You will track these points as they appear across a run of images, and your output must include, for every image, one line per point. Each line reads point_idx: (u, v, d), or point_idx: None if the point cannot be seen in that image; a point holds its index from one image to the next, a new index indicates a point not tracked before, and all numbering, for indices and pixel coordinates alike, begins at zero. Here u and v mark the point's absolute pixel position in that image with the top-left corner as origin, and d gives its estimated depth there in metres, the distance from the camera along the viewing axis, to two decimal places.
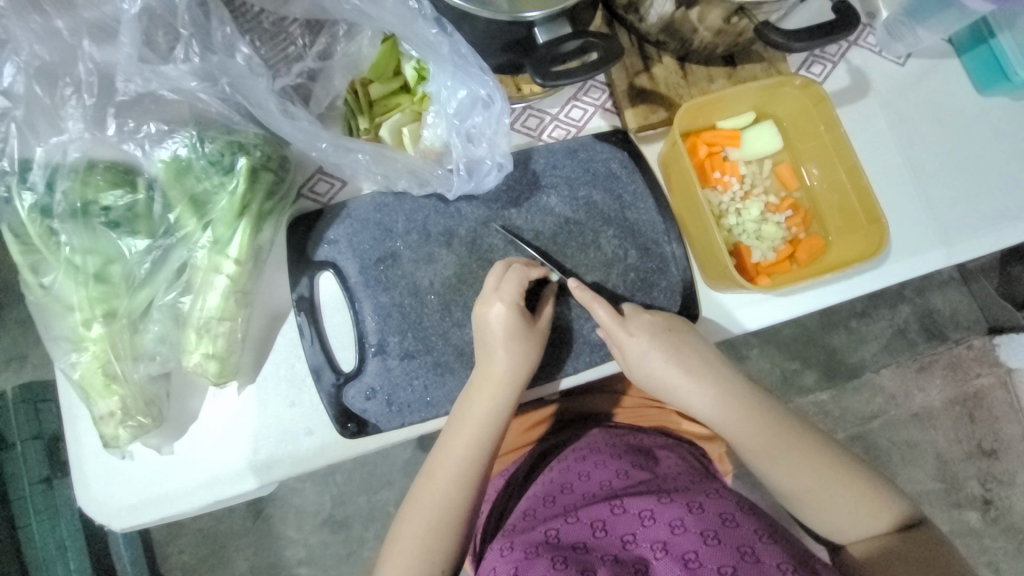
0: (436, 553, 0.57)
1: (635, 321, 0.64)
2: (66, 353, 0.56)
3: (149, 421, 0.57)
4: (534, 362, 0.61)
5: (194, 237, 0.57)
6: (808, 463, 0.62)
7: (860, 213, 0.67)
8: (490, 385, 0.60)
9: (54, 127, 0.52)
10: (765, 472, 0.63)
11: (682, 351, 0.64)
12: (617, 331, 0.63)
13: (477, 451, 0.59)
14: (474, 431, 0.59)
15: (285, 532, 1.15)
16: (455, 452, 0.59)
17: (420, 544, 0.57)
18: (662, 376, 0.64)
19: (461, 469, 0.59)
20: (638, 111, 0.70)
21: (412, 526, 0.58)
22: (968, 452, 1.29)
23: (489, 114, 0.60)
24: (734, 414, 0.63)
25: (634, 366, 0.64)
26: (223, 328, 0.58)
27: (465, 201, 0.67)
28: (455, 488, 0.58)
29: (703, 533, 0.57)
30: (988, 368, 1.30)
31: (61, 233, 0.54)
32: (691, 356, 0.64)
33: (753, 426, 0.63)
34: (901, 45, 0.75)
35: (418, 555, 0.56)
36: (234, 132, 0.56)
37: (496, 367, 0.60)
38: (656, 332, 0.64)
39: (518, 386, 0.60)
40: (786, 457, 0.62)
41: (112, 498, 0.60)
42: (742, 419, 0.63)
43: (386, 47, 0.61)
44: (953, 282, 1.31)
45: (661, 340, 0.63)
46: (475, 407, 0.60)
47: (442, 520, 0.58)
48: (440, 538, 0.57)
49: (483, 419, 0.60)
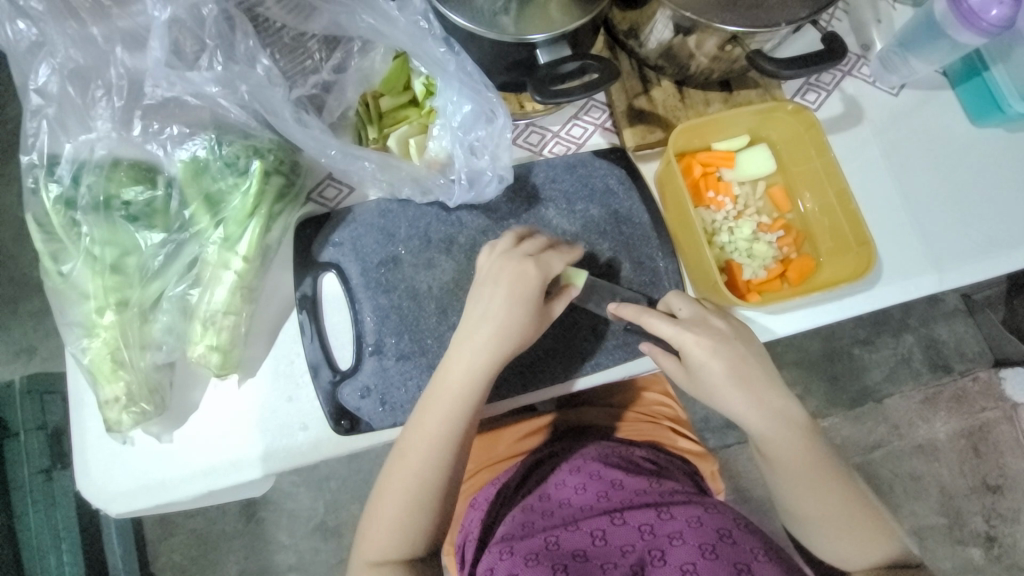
0: (418, 520, 0.59)
1: (698, 328, 0.62)
2: (78, 339, 0.58)
3: (151, 408, 0.59)
4: (524, 330, 0.60)
5: (206, 234, 0.60)
6: (840, 496, 0.62)
7: (849, 234, 0.69)
8: (471, 351, 0.59)
9: (84, 125, 0.55)
10: (796, 498, 0.63)
11: (746, 368, 0.62)
12: (679, 337, 0.61)
13: (455, 418, 0.59)
14: (450, 402, 0.59)
15: (277, 537, 1.15)
16: (432, 420, 0.59)
17: (401, 509, 0.58)
18: (723, 388, 0.62)
19: (438, 439, 0.59)
20: (636, 131, 0.73)
21: (393, 492, 0.59)
22: (971, 487, 1.27)
23: (491, 128, 0.63)
24: (785, 438, 0.62)
25: (690, 373, 0.63)
26: (227, 322, 0.60)
27: (466, 210, 0.69)
28: (432, 457, 0.58)
29: (701, 546, 0.58)
30: (994, 402, 1.28)
31: (83, 224, 0.57)
32: (754, 376, 0.62)
33: (802, 455, 0.62)
34: (895, 77, 0.78)
35: (400, 522, 0.58)
36: (250, 137, 0.60)
37: (480, 334, 0.59)
38: (721, 343, 0.61)
39: (501, 354, 0.59)
40: (821, 488, 0.62)
41: (110, 484, 0.61)
42: (792, 445, 0.62)
43: (398, 63, 0.65)
44: (958, 313, 1.31)
45: (724, 353, 0.61)
46: (453, 373, 0.59)
47: (417, 489, 0.58)
48: (419, 503, 0.59)
49: (462, 385, 0.59)
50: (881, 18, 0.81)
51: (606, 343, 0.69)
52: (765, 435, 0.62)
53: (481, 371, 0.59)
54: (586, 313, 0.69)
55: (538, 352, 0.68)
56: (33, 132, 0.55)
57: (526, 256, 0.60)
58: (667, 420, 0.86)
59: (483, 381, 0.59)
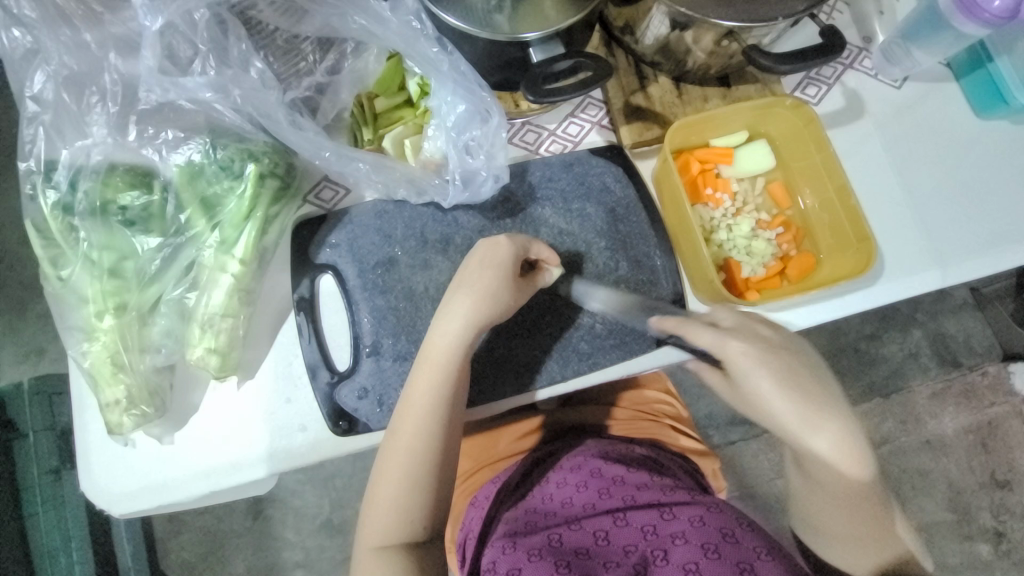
0: (418, 491, 0.58)
1: (744, 336, 0.55)
2: (78, 342, 0.59)
3: (151, 410, 0.60)
4: (506, 294, 0.60)
5: (203, 237, 0.60)
6: (869, 516, 0.59)
7: (849, 231, 0.68)
8: (453, 321, 0.59)
9: (80, 131, 0.56)
10: (822, 512, 0.60)
11: (804, 383, 0.55)
12: (722, 345, 0.55)
13: (439, 389, 0.58)
14: (432, 373, 0.59)
15: (283, 534, 1.16)
16: (421, 392, 0.58)
17: (401, 481, 0.58)
18: (774, 404, 0.55)
19: (429, 408, 0.58)
20: (633, 128, 0.72)
21: (392, 466, 0.58)
22: (980, 482, 1.25)
23: (486, 128, 0.63)
24: (844, 463, 0.55)
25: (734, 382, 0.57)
26: (225, 324, 0.61)
27: (462, 210, 0.69)
28: (425, 427, 0.58)
29: (703, 546, 0.57)
30: (1003, 397, 1.27)
31: (80, 229, 0.57)
32: (815, 394, 0.55)
33: (850, 480, 0.56)
34: (898, 69, 0.77)
35: (402, 496, 0.58)
36: (245, 141, 0.60)
37: (462, 303, 0.59)
38: (772, 355, 0.55)
39: (483, 321, 0.59)
40: (854, 508, 0.58)
41: (114, 485, 0.62)
42: (843, 469, 0.56)
43: (392, 63, 0.65)
44: (966, 307, 1.29)
45: (775, 365, 0.54)
46: (437, 344, 0.59)
47: (414, 459, 0.58)
48: (418, 474, 0.58)
49: (447, 353, 0.59)
50: (883, 10, 0.79)
51: (603, 342, 0.69)
52: (823, 458, 0.56)
53: (463, 340, 0.59)
54: (583, 312, 0.69)
55: (535, 351, 0.68)
56: (30, 139, 0.56)
57: (501, 233, 0.61)
58: (668, 418, 0.86)
59: (464, 348, 0.59)
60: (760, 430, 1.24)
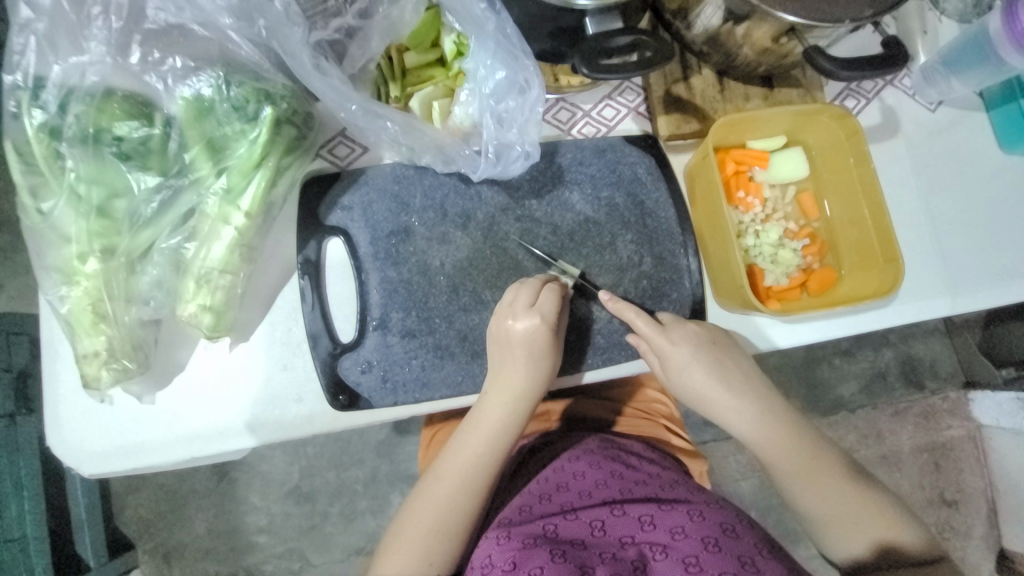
0: (436, 557, 0.57)
1: (675, 330, 0.63)
2: (55, 285, 0.53)
3: (134, 366, 0.55)
4: (554, 374, 0.62)
5: (206, 183, 0.55)
6: (834, 480, 0.63)
7: (877, 249, 0.67)
8: (503, 395, 0.60)
9: (75, 46, 0.49)
10: (794, 490, 0.63)
11: (726, 367, 0.64)
12: (657, 342, 0.62)
13: (512, 414, 0.60)
14: (508, 399, 0.60)
15: (249, 498, 1.13)
16: (465, 459, 0.60)
17: (422, 544, 0.57)
18: (704, 390, 0.63)
19: (468, 478, 0.59)
20: (671, 120, 0.69)
21: (414, 527, 0.58)
22: (929, 499, 1.30)
23: (523, 100, 0.58)
24: (769, 433, 0.63)
25: (671, 377, 0.64)
26: (223, 281, 0.56)
27: (486, 185, 0.65)
28: (460, 498, 0.59)
29: (703, 540, 0.56)
30: (959, 422, 1.31)
31: (68, 157, 0.51)
32: (735, 370, 0.64)
33: (790, 439, 0.63)
34: (934, 91, 0.75)
35: (428, 541, 0.57)
36: (261, 80, 0.54)
37: (514, 379, 0.60)
38: (701, 344, 0.63)
39: (541, 384, 0.60)
40: (816, 475, 0.62)
41: (85, 443, 0.57)
42: (775, 430, 0.64)
43: (429, 15, 0.59)
44: (937, 332, 1.33)
45: (703, 354, 0.62)
46: (489, 415, 0.60)
47: (444, 523, 0.58)
48: (441, 541, 0.57)
49: (496, 429, 0.60)
50: (928, 30, 0.78)
51: (618, 338, 0.67)
52: (749, 429, 0.64)
53: (540, 374, 0.60)
54: (601, 306, 0.66)
55: None
56: (19, 49, 0.49)
57: (551, 286, 0.61)
58: (664, 418, 0.85)
59: (541, 383, 0.60)
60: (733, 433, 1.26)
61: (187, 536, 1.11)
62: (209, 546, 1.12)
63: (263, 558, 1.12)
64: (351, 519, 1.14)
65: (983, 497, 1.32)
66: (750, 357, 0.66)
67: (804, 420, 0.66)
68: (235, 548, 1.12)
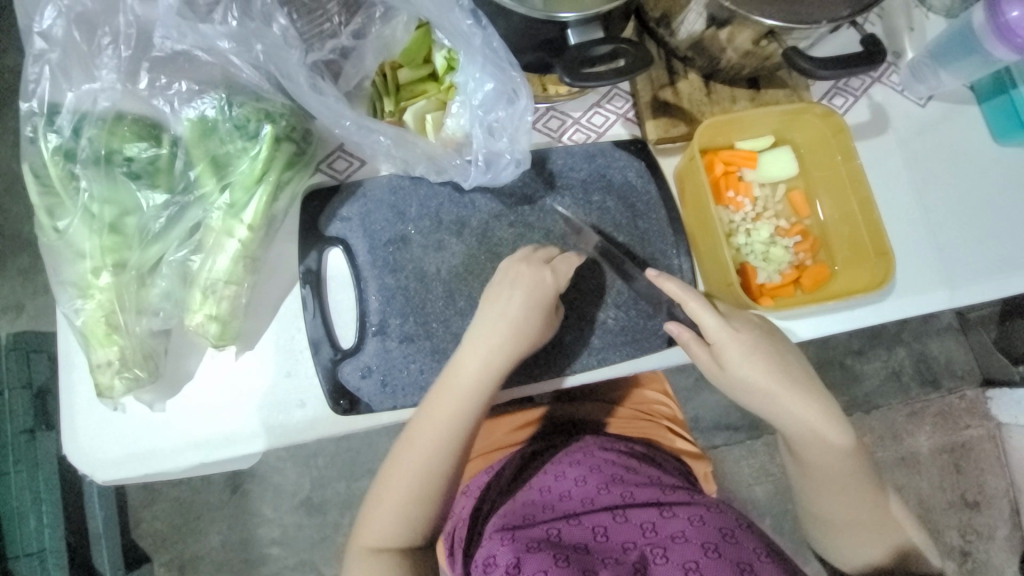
0: (414, 508, 0.58)
1: (737, 322, 0.62)
2: (71, 298, 0.56)
3: (145, 374, 0.57)
4: (535, 328, 0.61)
5: (211, 198, 0.57)
6: (868, 499, 0.63)
7: (868, 243, 0.67)
8: (480, 350, 0.59)
9: (87, 75, 0.52)
10: (821, 499, 0.64)
11: (789, 369, 0.62)
12: (721, 332, 0.61)
13: (489, 369, 0.59)
14: (484, 353, 0.59)
15: (261, 510, 1.14)
16: (440, 411, 0.59)
17: (401, 496, 0.59)
18: (763, 387, 0.62)
19: (446, 436, 0.59)
20: (659, 123, 0.71)
21: (398, 480, 0.59)
22: (950, 501, 1.27)
23: (512, 110, 0.61)
24: (827, 447, 0.61)
25: (725, 369, 0.62)
26: (228, 292, 0.58)
27: (480, 193, 0.67)
28: (438, 457, 0.59)
29: (703, 545, 0.57)
30: (978, 421, 1.29)
31: (82, 178, 0.54)
32: (793, 377, 0.62)
33: (841, 464, 0.61)
34: (923, 87, 0.76)
35: (407, 494, 0.58)
36: (262, 100, 0.56)
37: (493, 333, 0.60)
38: (755, 342, 0.62)
39: (519, 340, 0.60)
40: (852, 492, 0.62)
41: (99, 450, 0.60)
42: (828, 451, 0.61)
43: (420, 33, 0.62)
44: (951, 330, 1.30)
45: (765, 351, 0.61)
46: (465, 370, 0.59)
47: (421, 476, 0.59)
48: (420, 494, 0.59)
49: (474, 381, 0.59)
50: (914, 27, 0.79)
51: (614, 339, 0.68)
52: (809, 438, 0.62)
53: (521, 330, 0.60)
54: (596, 307, 0.68)
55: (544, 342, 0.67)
56: (34, 78, 0.52)
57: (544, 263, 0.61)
58: (666, 419, 0.85)
59: (520, 337, 0.60)
60: (744, 436, 1.25)
61: (201, 548, 1.13)
62: (223, 558, 1.13)
63: (276, 569, 1.14)
64: None
65: (1007, 498, 1.29)
66: (800, 354, 0.64)
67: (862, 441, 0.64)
68: (249, 559, 1.14)
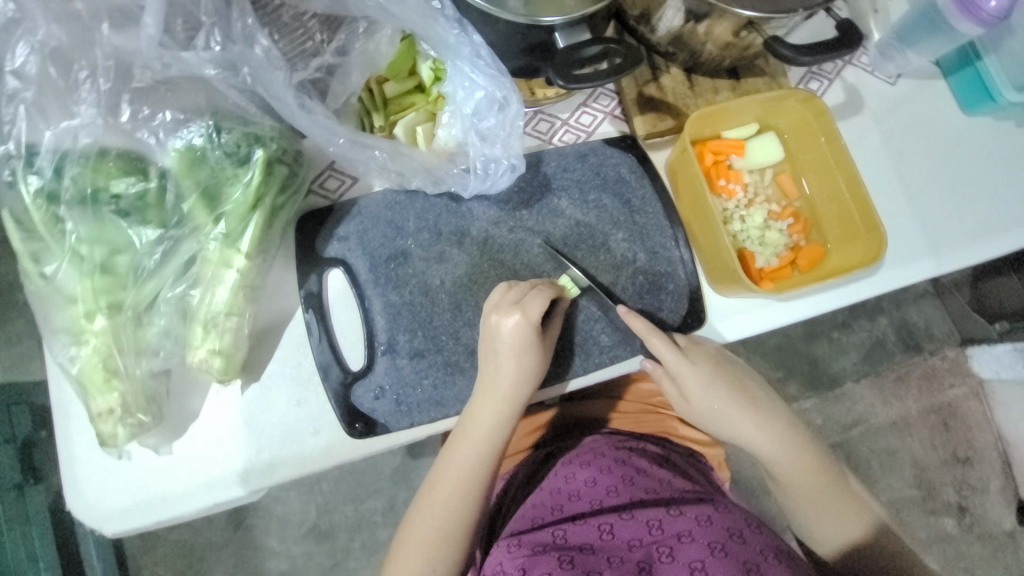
0: (440, 562, 0.58)
1: (693, 355, 0.65)
2: (65, 346, 0.54)
3: (149, 418, 0.55)
4: (541, 371, 0.61)
5: (205, 230, 0.55)
6: (844, 508, 0.65)
7: (858, 221, 0.69)
8: (490, 399, 0.59)
9: (65, 111, 0.50)
10: (801, 515, 0.66)
11: (744, 391, 0.66)
12: (678, 365, 0.64)
13: (500, 420, 0.60)
14: (494, 406, 0.60)
15: (267, 543, 1.11)
16: (457, 468, 0.60)
17: (425, 553, 0.58)
18: (723, 412, 0.66)
19: (466, 491, 0.59)
20: (647, 119, 0.71)
21: (421, 532, 0.59)
22: (942, 460, 1.32)
23: (503, 116, 0.60)
24: (790, 461, 0.65)
25: (688, 400, 0.66)
26: (231, 323, 0.56)
27: (477, 201, 0.67)
28: (457, 511, 0.59)
29: (710, 545, 0.57)
30: (960, 379, 1.33)
31: (68, 220, 0.52)
32: (751, 395, 0.67)
33: (814, 465, 0.66)
34: (891, 65, 0.79)
35: (430, 550, 0.58)
36: (249, 124, 0.55)
37: (501, 379, 0.59)
38: (716, 371, 0.65)
39: (527, 385, 0.60)
40: (827, 503, 0.65)
41: (105, 501, 0.57)
42: (799, 460, 0.65)
43: (405, 45, 0.61)
44: (927, 295, 1.35)
45: (720, 378, 0.65)
46: (477, 425, 0.60)
47: (444, 530, 0.58)
48: (443, 547, 0.58)
49: (489, 432, 0.60)
50: (878, 9, 0.81)
51: (622, 335, 0.68)
52: (772, 457, 0.65)
53: (525, 376, 0.59)
54: (601, 304, 0.68)
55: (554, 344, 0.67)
56: (9, 119, 0.50)
57: (533, 288, 0.61)
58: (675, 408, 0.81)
59: (524, 387, 0.59)
60: None
61: None
62: None
63: None
64: (373, 551, 1.12)
65: (996, 451, 1.34)
66: (754, 373, 0.70)
67: (825, 450, 0.68)
68: None
